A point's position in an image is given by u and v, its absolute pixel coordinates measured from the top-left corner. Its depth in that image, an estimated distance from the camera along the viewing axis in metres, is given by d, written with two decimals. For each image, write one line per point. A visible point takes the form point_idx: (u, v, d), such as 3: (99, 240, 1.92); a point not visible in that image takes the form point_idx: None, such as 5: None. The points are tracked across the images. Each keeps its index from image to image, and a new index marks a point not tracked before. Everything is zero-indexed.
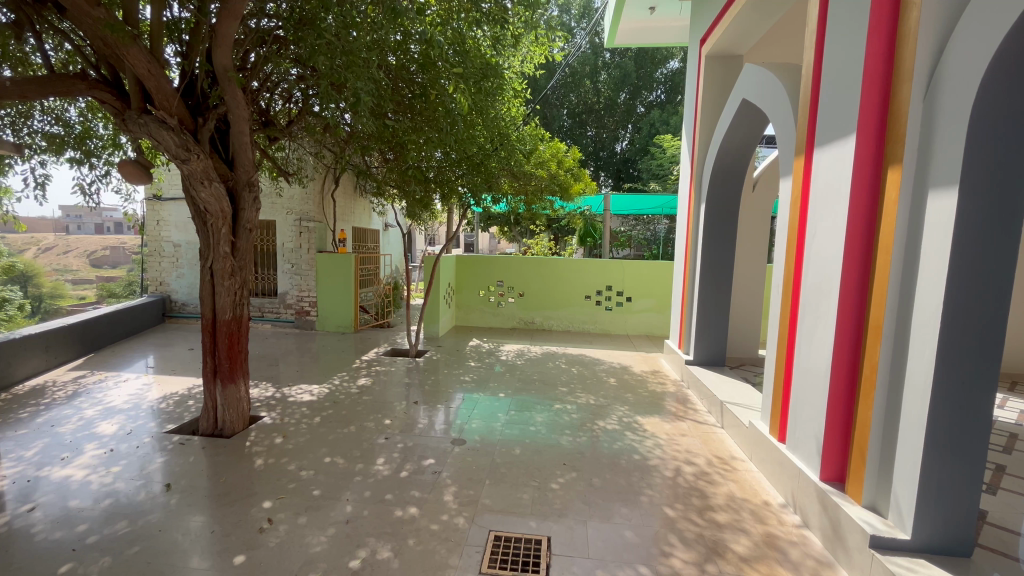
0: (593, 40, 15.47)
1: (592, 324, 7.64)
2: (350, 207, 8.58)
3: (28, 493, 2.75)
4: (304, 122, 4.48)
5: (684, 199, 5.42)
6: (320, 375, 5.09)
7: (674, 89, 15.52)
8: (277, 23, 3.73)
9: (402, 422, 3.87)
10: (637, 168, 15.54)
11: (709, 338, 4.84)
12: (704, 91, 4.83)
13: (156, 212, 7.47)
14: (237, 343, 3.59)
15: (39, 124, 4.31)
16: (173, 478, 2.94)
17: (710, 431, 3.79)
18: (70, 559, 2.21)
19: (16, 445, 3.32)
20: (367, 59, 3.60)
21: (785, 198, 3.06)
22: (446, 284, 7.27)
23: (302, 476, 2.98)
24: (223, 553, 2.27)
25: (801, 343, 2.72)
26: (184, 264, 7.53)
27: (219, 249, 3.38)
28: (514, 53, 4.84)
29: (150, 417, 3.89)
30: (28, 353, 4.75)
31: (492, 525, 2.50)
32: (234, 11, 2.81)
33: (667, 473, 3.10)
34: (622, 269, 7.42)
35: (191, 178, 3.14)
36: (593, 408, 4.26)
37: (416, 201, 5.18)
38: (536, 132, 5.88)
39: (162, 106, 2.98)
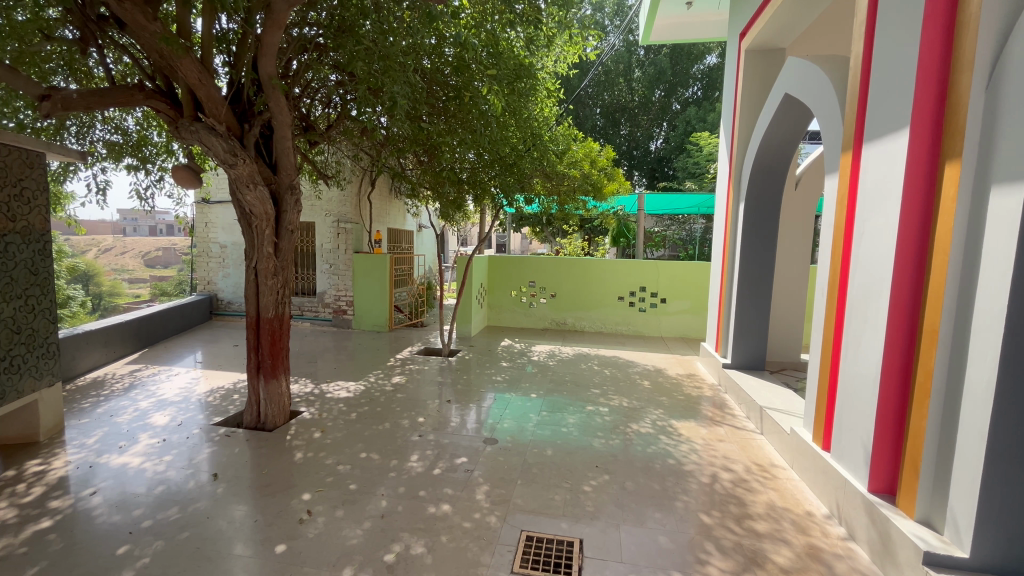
0: (628, 38, 15.28)
1: (626, 325, 7.53)
2: (386, 208, 8.78)
3: (89, 477, 2.95)
4: (342, 126, 4.61)
5: (721, 199, 5.27)
6: (356, 372, 5.22)
7: (711, 86, 15.15)
8: (319, 30, 3.87)
9: (436, 420, 3.93)
10: (673, 166, 15.23)
11: (748, 340, 4.69)
12: (744, 86, 4.68)
13: (204, 214, 7.85)
14: (279, 340, 3.72)
15: (100, 134, 4.62)
16: (219, 469, 3.08)
17: (748, 437, 3.66)
18: (126, 541, 2.35)
19: (79, 433, 3.57)
20: (404, 62, 3.66)
21: (830, 196, 2.94)
22: (478, 284, 7.34)
23: (340, 470, 3.07)
24: (265, 541, 2.36)
25: (847, 347, 2.60)
26: (229, 264, 7.88)
27: (263, 250, 3.52)
28: (547, 53, 4.83)
29: (199, 409, 4.10)
30: (90, 347, 5.08)
31: (524, 525, 2.51)
32: (278, 21, 2.92)
33: (703, 479, 3.03)
34: (656, 270, 7.30)
35: (238, 181, 3.28)
36: (626, 411, 4.20)
37: (449, 202, 5.25)
38: (569, 132, 5.85)
39: (212, 114, 3.13)
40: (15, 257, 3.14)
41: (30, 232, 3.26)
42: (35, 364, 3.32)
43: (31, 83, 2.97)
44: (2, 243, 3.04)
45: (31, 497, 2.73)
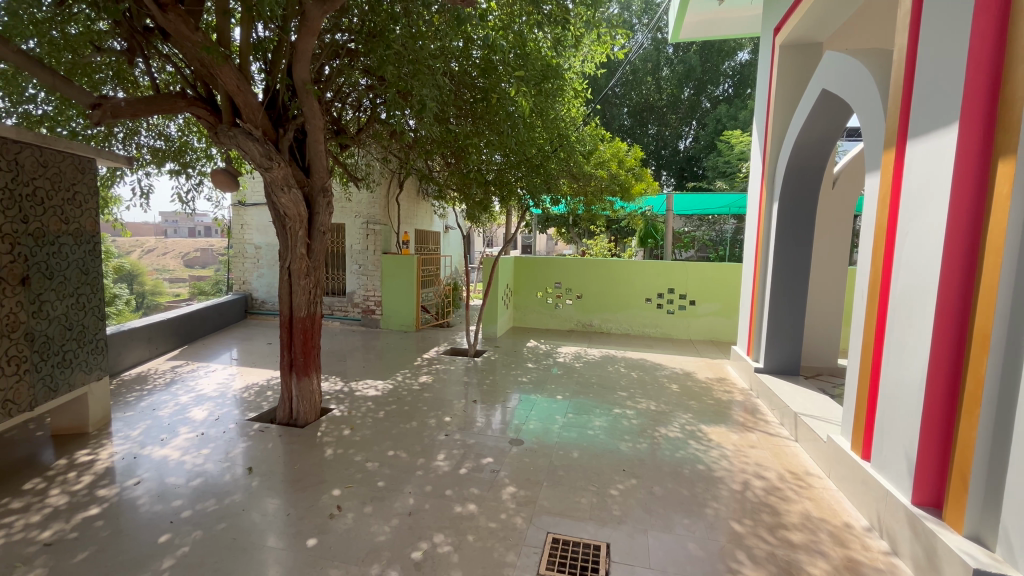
0: (656, 36, 15.06)
1: (653, 328, 7.41)
2: (413, 209, 8.90)
3: (133, 468, 3.09)
4: (372, 129, 4.69)
5: (754, 199, 5.13)
6: (384, 371, 5.30)
7: (743, 83, 14.79)
8: (350, 36, 3.95)
9: (462, 419, 3.95)
10: (703, 166, 14.92)
11: (782, 345, 4.55)
12: (778, 82, 4.55)
13: (241, 217, 8.14)
14: (311, 339, 3.82)
15: (145, 140, 4.84)
16: (254, 463, 3.18)
17: (782, 444, 3.55)
18: (167, 530, 2.45)
19: (124, 425, 3.74)
20: (432, 66, 3.71)
21: (871, 195, 2.82)
22: (504, 285, 7.36)
23: (368, 467, 3.13)
24: (297, 535, 2.42)
25: (889, 352, 2.50)
26: (264, 264, 8.14)
27: (296, 250, 3.62)
28: (574, 53, 4.79)
29: (234, 405, 4.24)
30: (134, 343, 5.33)
31: (550, 527, 2.49)
32: (312, 28, 2.99)
33: (733, 486, 2.95)
34: (685, 271, 7.17)
35: (273, 184, 3.39)
36: (654, 414, 4.13)
37: (476, 203, 5.28)
38: (597, 132, 5.80)
39: (250, 119, 3.24)
40: (68, 257, 3.32)
41: (81, 234, 3.44)
42: (85, 358, 3.50)
43: (83, 92, 3.11)
44: (56, 244, 3.21)
45: (80, 486, 2.87)
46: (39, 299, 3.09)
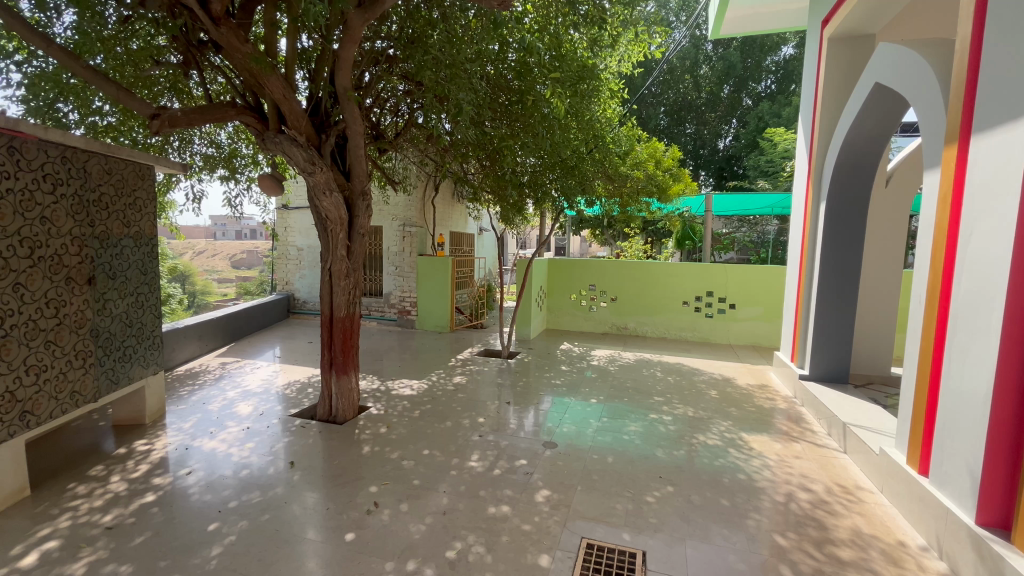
0: (695, 33, 14.74)
1: (691, 332, 7.23)
2: (448, 212, 9.04)
3: (185, 459, 3.26)
4: (410, 133, 4.78)
5: (799, 199, 4.92)
6: (419, 371, 5.39)
7: (787, 78, 14.26)
8: (389, 43, 4.03)
9: (495, 421, 3.96)
10: (743, 165, 14.47)
11: (829, 352, 4.34)
12: (826, 76, 4.35)
13: (284, 220, 8.47)
14: (350, 338, 3.92)
15: (198, 147, 5.11)
16: (295, 457, 3.30)
17: (830, 456, 3.38)
18: (216, 519, 2.57)
19: (177, 418, 3.95)
20: (469, 70, 3.76)
21: (930, 194, 2.66)
22: (538, 287, 7.35)
23: (404, 465, 3.19)
24: (336, 529, 2.49)
25: (950, 362, 2.34)
26: (305, 266, 8.43)
27: (337, 252, 3.73)
28: (611, 53, 4.72)
29: (277, 401, 4.41)
30: (186, 340, 5.62)
31: (584, 532, 2.47)
32: (354, 35, 3.07)
33: (776, 497, 2.84)
34: (725, 274, 6.95)
35: (316, 188, 3.50)
36: (691, 421, 4.02)
37: (510, 205, 5.30)
38: (633, 132, 5.72)
39: (294, 126, 3.36)
40: (129, 258, 3.54)
41: (141, 237, 3.67)
42: (144, 354, 3.72)
43: (143, 103, 3.30)
44: (119, 246, 3.44)
45: (138, 474, 3.05)
46: (103, 298, 3.30)
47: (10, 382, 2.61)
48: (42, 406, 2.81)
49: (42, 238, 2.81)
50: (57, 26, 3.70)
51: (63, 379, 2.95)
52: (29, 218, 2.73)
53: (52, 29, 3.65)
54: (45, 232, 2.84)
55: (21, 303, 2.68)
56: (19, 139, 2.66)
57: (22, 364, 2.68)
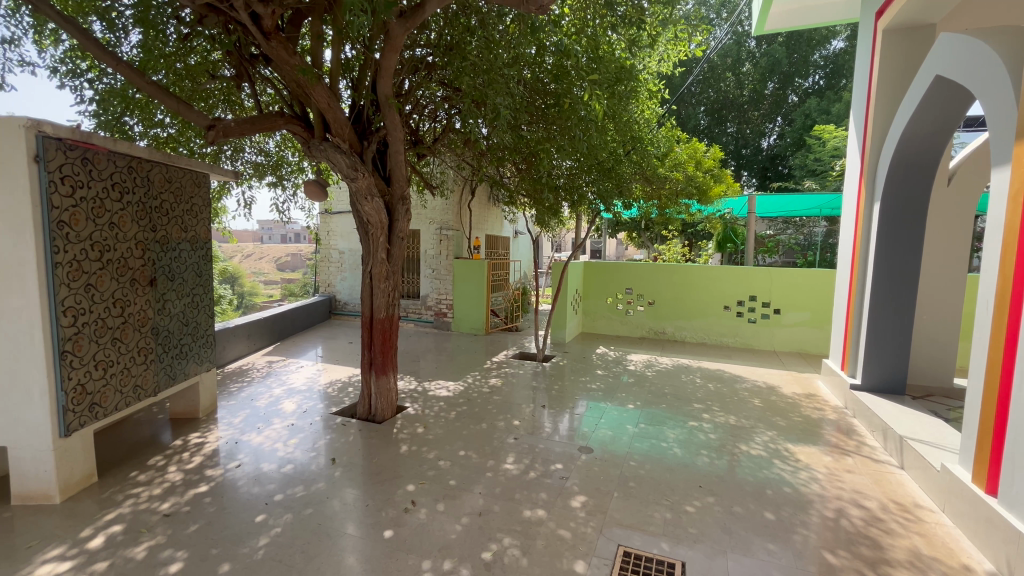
0: (737, 30, 14.36)
1: (732, 337, 7.00)
2: (484, 215, 9.14)
3: (234, 452, 3.41)
4: (447, 138, 4.87)
5: (851, 199, 4.68)
6: (455, 373, 5.45)
7: (837, 73, 13.65)
8: (429, 50, 4.14)
9: (531, 424, 3.96)
10: (788, 164, 13.93)
11: (884, 361, 4.10)
12: (880, 69, 4.13)
13: (327, 224, 8.78)
14: (389, 339, 4.02)
15: (248, 156, 5.37)
16: (336, 454, 3.40)
17: (884, 471, 3.20)
18: (263, 511, 2.68)
19: (228, 413, 4.16)
20: (506, 74, 3.79)
21: (999, 192, 2.48)
22: (574, 290, 7.31)
23: (440, 465, 3.23)
24: (375, 526, 2.55)
25: (1022, 373, 2.17)
26: (347, 269, 8.71)
27: (377, 255, 3.83)
28: (650, 53, 4.62)
29: (320, 398, 4.57)
30: (236, 339, 5.90)
31: (621, 540, 2.43)
32: (395, 44, 3.15)
33: (825, 513, 2.70)
34: (769, 277, 6.69)
35: (358, 194, 3.61)
36: (732, 429, 3.90)
37: (546, 208, 5.26)
38: (672, 133, 5.61)
39: (338, 133, 3.49)
40: (186, 261, 3.76)
41: (197, 241, 3.89)
42: (199, 351, 3.94)
43: (200, 115, 3.48)
44: (177, 250, 3.65)
45: (192, 465, 3.23)
46: (163, 298, 3.51)
47: (81, 377, 2.82)
48: (109, 399, 3.02)
49: (110, 243, 3.01)
50: (125, 45, 3.99)
51: (127, 373, 3.15)
52: (99, 224, 2.94)
53: (120, 47, 3.94)
54: (113, 237, 3.04)
55: (91, 302, 2.89)
56: (91, 151, 2.86)
57: (92, 359, 2.89)
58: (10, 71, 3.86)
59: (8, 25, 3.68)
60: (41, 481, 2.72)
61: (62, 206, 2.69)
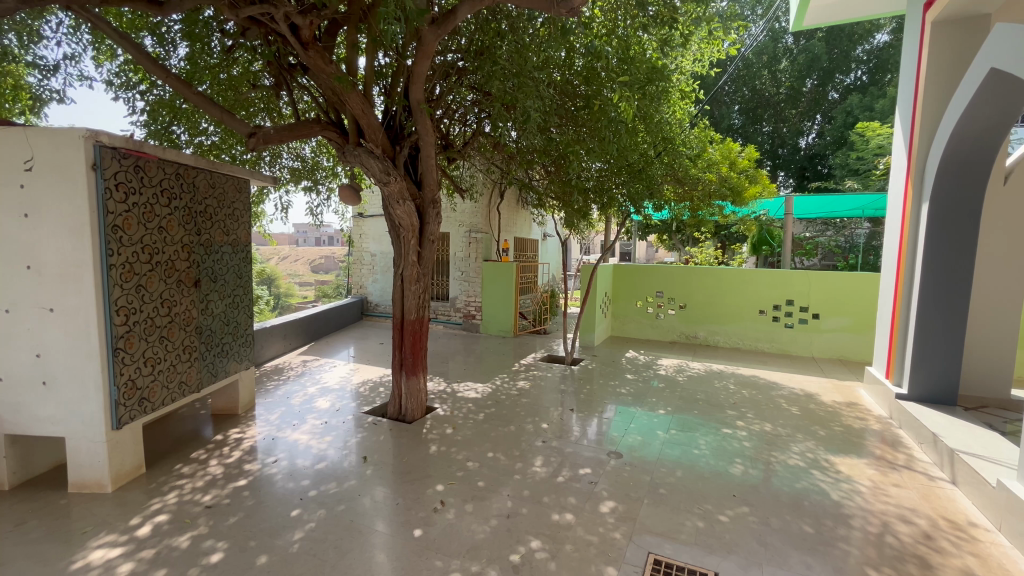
0: (774, 26, 13.97)
1: (768, 342, 6.78)
2: (513, 218, 9.18)
3: (271, 448, 3.53)
4: (477, 142, 4.92)
5: (896, 199, 4.48)
6: (484, 375, 5.49)
7: (881, 68, 13.10)
8: (460, 56, 4.22)
9: (559, 427, 3.94)
10: (828, 163, 13.42)
11: (932, 370, 3.90)
12: (928, 63, 3.94)
13: (360, 227, 8.99)
14: (419, 340, 4.08)
15: (286, 162, 5.57)
16: (368, 452, 3.47)
17: (934, 485, 3.03)
18: (298, 506, 2.76)
19: (265, 410, 4.30)
20: (536, 77, 3.79)
21: None
22: (603, 293, 7.25)
23: (469, 466, 3.25)
24: (405, 524, 2.59)
25: None
26: (378, 271, 8.90)
27: (409, 258, 3.90)
28: (683, 53, 4.53)
29: (352, 398, 4.68)
30: (273, 338, 6.11)
31: (652, 547, 2.39)
32: (427, 50, 3.20)
33: (868, 527, 2.58)
34: (808, 281, 6.46)
35: (390, 197, 3.68)
36: (768, 437, 3.78)
37: (575, 210, 5.23)
38: (705, 134, 5.51)
39: (371, 139, 3.57)
40: (227, 263, 3.92)
41: (238, 244, 4.06)
42: (239, 350, 4.10)
43: (242, 123, 3.62)
44: (220, 253, 3.82)
45: (232, 459, 3.36)
46: (207, 298, 3.67)
47: (132, 373, 2.98)
48: (156, 394, 3.18)
49: (159, 246, 3.17)
50: (173, 59, 4.20)
51: (173, 370, 3.31)
52: (149, 228, 3.11)
53: (169, 61, 4.16)
54: (162, 241, 3.20)
55: (142, 302, 3.05)
56: (143, 159, 3.03)
57: (141, 356, 3.04)
58: (70, 85, 4.14)
59: (69, 42, 3.94)
60: (96, 470, 2.88)
61: (116, 211, 2.85)
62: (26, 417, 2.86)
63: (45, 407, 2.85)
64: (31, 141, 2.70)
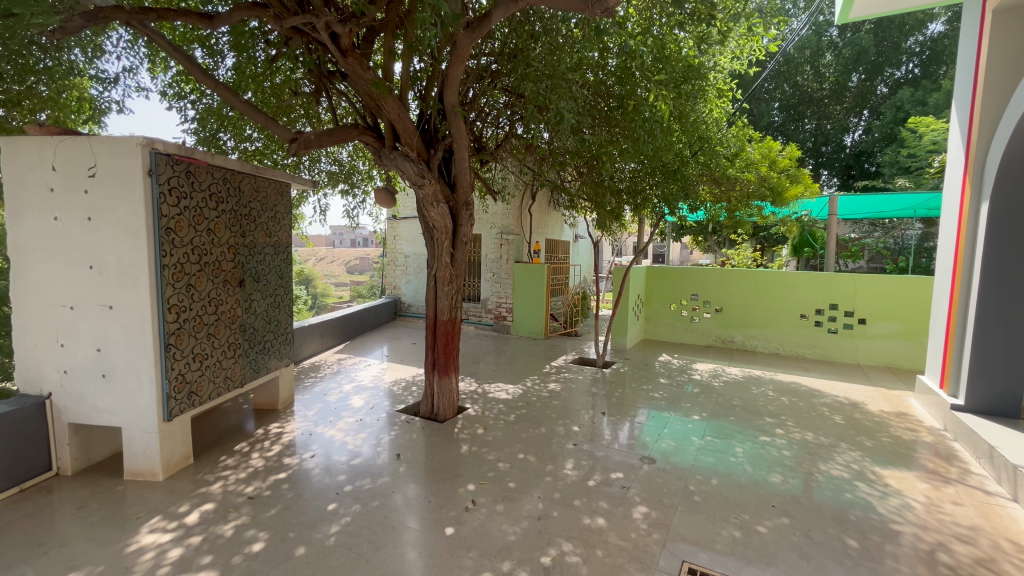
0: (817, 19, 13.45)
1: (809, 348, 6.52)
2: (545, 219, 9.18)
3: (308, 443, 3.65)
4: (510, 144, 4.94)
5: (952, 197, 4.23)
6: (514, 376, 5.50)
7: (935, 59, 12.42)
8: (493, 59, 4.26)
9: (590, 431, 3.90)
10: (877, 161, 12.81)
11: (992, 380, 3.66)
12: (988, 53, 3.71)
13: (394, 229, 9.18)
14: (451, 341, 4.12)
15: (324, 166, 5.74)
16: (401, 450, 3.54)
17: (994, 503, 2.85)
18: (334, 500, 2.84)
19: (303, 406, 4.45)
20: (570, 79, 3.77)
21: None
22: (635, 296, 7.14)
23: (500, 467, 3.27)
24: (437, 522, 2.62)
25: None
26: (411, 272, 9.06)
27: (442, 259, 3.96)
28: (721, 50, 4.41)
29: (386, 396, 4.77)
30: (310, 336, 6.31)
31: (686, 556, 2.34)
32: (461, 55, 3.24)
33: (918, 544, 2.45)
34: (853, 284, 6.18)
35: (425, 200, 3.75)
36: (810, 447, 3.64)
37: (608, 211, 5.17)
38: (744, 132, 5.35)
39: (407, 143, 3.64)
40: (269, 264, 4.08)
41: (279, 245, 4.22)
42: (279, 347, 4.26)
43: (284, 129, 3.76)
44: (263, 254, 3.97)
45: (273, 453, 3.49)
46: (250, 298, 3.83)
47: (182, 368, 3.13)
48: (204, 388, 3.34)
49: (207, 247, 3.33)
50: (221, 69, 4.41)
51: (219, 366, 3.47)
52: (199, 230, 3.27)
53: (218, 71, 4.37)
54: (210, 242, 3.37)
55: (192, 301, 3.22)
56: (194, 165, 3.19)
57: (191, 352, 3.20)
58: (128, 96, 4.41)
59: (127, 56, 4.19)
60: (149, 459, 3.04)
61: (169, 214, 3.01)
62: (87, 407, 3.05)
63: (104, 399, 3.04)
64: (94, 149, 2.89)
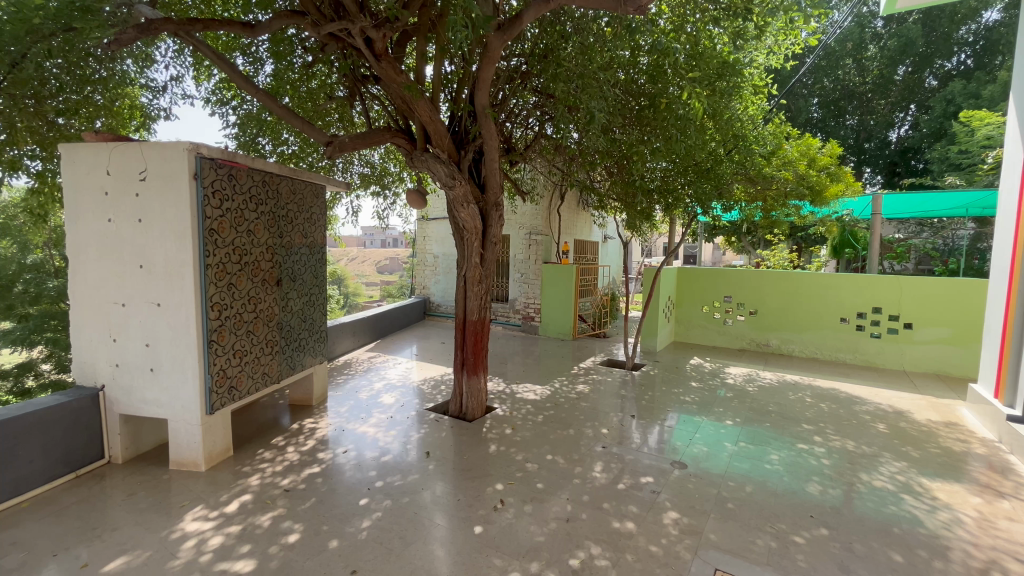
0: (860, 11, 12.91)
1: (850, 353, 6.27)
2: (574, 219, 9.15)
3: (340, 439, 3.74)
4: (539, 145, 4.94)
5: (1010, 195, 3.97)
6: (542, 377, 5.49)
7: (990, 49, 11.74)
8: (523, 60, 4.29)
9: (619, 433, 3.86)
10: (925, 158, 12.20)
11: None
12: None
13: (424, 230, 9.32)
14: (480, 341, 4.15)
15: (357, 169, 5.89)
16: (430, 448, 3.58)
17: None
18: (366, 496, 2.90)
19: (336, 402, 4.57)
20: (601, 78, 3.75)
21: None
22: (666, 297, 7.02)
23: (528, 467, 3.27)
24: (466, 520, 2.64)
25: None
26: (440, 272, 9.17)
27: (471, 259, 4.00)
28: (757, 45, 4.32)
29: (416, 394, 4.84)
30: (343, 335, 6.47)
31: (718, 564, 2.28)
32: (492, 57, 3.25)
33: (970, 561, 2.32)
34: (898, 286, 5.90)
35: (455, 200, 3.78)
36: (851, 456, 3.49)
37: (638, 212, 5.10)
38: (781, 129, 5.19)
39: (438, 144, 3.69)
40: (305, 264, 4.21)
41: (314, 246, 4.34)
42: (313, 345, 4.38)
43: (320, 132, 3.86)
44: (299, 254, 4.10)
45: (307, 447, 3.59)
46: (287, 297, 3.95)
47: (223, 363, 3.26)
48: (243, 383, 3.46)
49: (247, 247, 3.46)
50: (261, 76, 4.57)
51: (258, 362, 3.60)
52: (240, 232, 3.40)
53: (257, 77, 4.53)
54: (249, 243, 3.49)
55: (233, 299, 3.35)
56: (236, 168, 3.31)
57: (231, 348, 3.33)
58: (175, 103, 4.62)
59: (175, 65, 4.40)
60: (192, 451, 3.18)
61: (213, 216, 3.14)
62: (135, 399, 3.21)
63: (152, 391, 3.19)
64: (145, 154, 3.04)
